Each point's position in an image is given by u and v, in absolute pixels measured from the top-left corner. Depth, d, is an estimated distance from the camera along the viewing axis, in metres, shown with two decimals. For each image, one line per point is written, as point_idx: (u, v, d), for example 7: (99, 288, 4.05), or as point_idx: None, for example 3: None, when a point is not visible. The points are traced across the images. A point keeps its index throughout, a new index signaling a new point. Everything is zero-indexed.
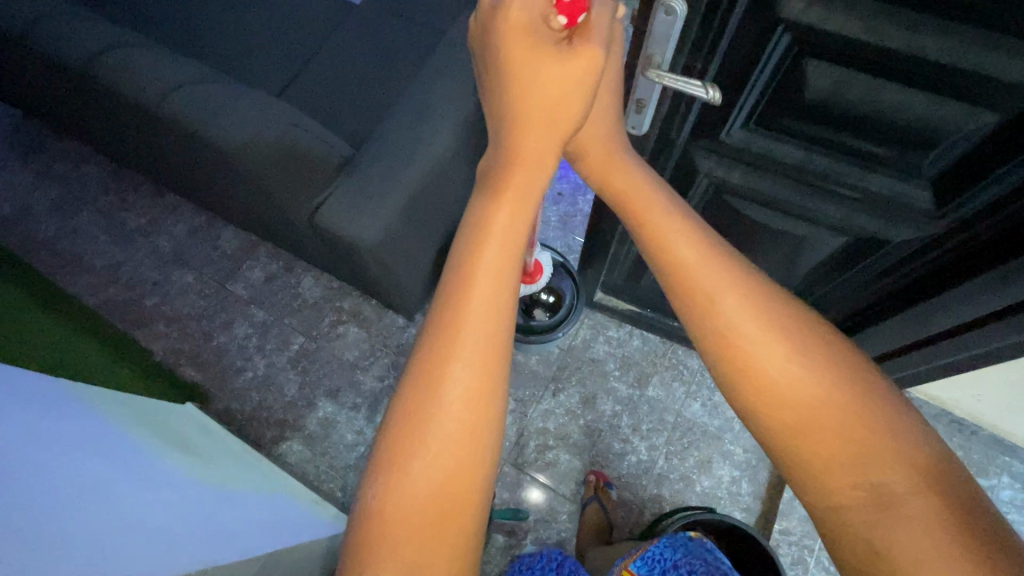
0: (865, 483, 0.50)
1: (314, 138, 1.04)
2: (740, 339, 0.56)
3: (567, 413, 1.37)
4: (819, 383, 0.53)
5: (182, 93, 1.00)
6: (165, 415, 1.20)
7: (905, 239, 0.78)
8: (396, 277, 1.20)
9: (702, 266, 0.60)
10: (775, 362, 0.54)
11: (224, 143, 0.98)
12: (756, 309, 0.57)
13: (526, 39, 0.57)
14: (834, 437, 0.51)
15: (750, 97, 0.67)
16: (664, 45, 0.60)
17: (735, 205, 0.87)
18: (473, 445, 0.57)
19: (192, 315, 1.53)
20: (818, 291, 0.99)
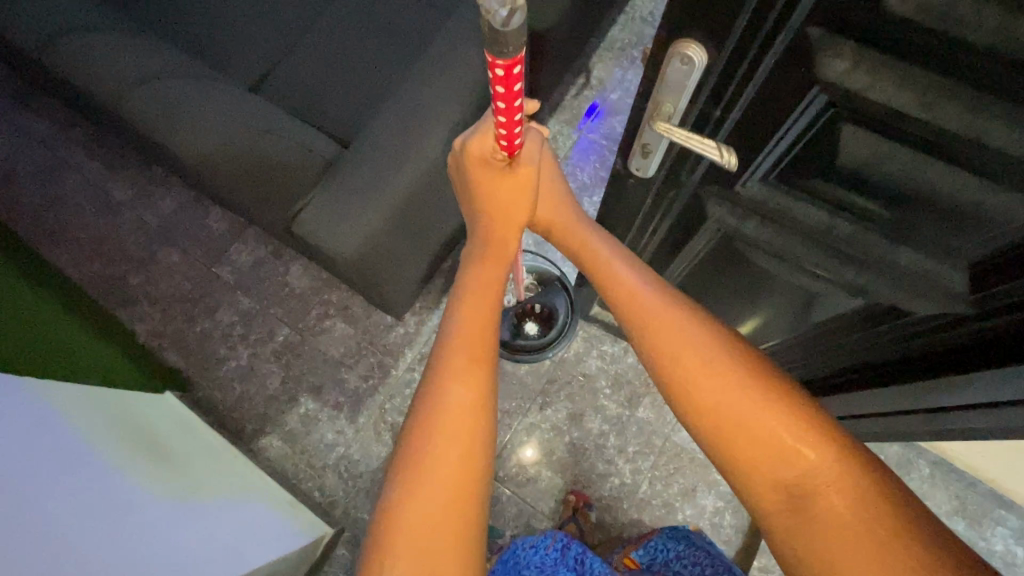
0: (782, 483, 0.61)
1: (289, 146, 0.96)
2: (677, 365, 0.67)
3: (553, 429, 1.34)
4: (743, 403, 0.63)
5: (145, 89, 0.94)
6: (142, 415, 1.17)
7: (929, 314, 0.71)
8: (382, 286, 1.14)
9: (650, 302, 0.70)
10: (712, 390, 0.65)
11: (189, 149, 0.92)
12: (690, 344, 0.67)
13: (482, 170, 0.72)
14: (754, 446, 0.62)
15: (772, 156, 0.59)
16: (677, 96, 0.52)
17: (745, 251, 0.80)
18: (473, 453, 0.64)
19: (177, 297, 1.50)
20: (829, 343, 0.92)
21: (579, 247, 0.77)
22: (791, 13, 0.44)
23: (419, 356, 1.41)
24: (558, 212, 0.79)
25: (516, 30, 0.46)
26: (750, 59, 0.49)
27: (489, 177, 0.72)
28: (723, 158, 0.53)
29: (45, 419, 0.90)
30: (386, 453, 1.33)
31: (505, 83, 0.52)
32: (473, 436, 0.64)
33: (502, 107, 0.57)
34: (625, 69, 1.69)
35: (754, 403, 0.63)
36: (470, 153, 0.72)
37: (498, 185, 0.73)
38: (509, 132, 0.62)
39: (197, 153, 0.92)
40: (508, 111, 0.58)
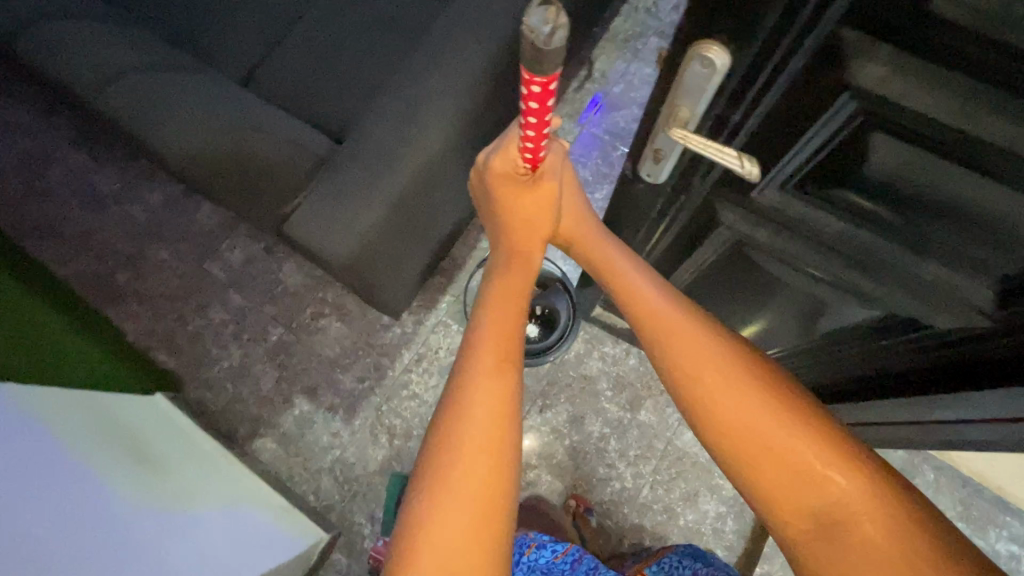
0: (809, 506, 0.58)
1: (278, 142, 0.91)
2: (698, 382, 0.64)
3: (553, 432, 1.32)
4: (769, 423, 0.60)
5: (123, 85, 0.88)
6: (131, 419, 1.13)
7: (949, 327, 0.68)
8: (379, 288, 1.10)
9: (668, 317, 0.67)
10: (736, 406, 0.62)
11: (171, 149, 0.87)
12: (712, 360, 0.64)
13: (505, 184, 0.73)
14: (780, 468, 0.59)
15: (793, 163, 0.55)
16: (694, 101, 0.48)
17: (757, 258, 0.77)
18: (501, 470, 0.60)
19: (167, 294, 1.46)
20: (842, 350, 0.90)
21: (598, 263, 0.75)
22: (823, 14, 0.41)
23: (416, 357, 1.38)
24: (578, 224, 0.78)
25: (559, 47, 0.45)
26: (775, 64, 0.45)
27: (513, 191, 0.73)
28: (744, 168, 0.49)
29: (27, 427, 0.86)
30: (383, 456, 1.31)
31: (535, 101, 0.53)
32: (501, 451, 0.61)
33: (530, 123, 0.57)
34: (629, 61, 1.64)
35: (779, 420, 0.61)
36: (493, 168, 0.72)
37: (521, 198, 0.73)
38: (535, 146, 0.62)
39: (182, 153, 0.87)
40: (534, 127, 0.58)
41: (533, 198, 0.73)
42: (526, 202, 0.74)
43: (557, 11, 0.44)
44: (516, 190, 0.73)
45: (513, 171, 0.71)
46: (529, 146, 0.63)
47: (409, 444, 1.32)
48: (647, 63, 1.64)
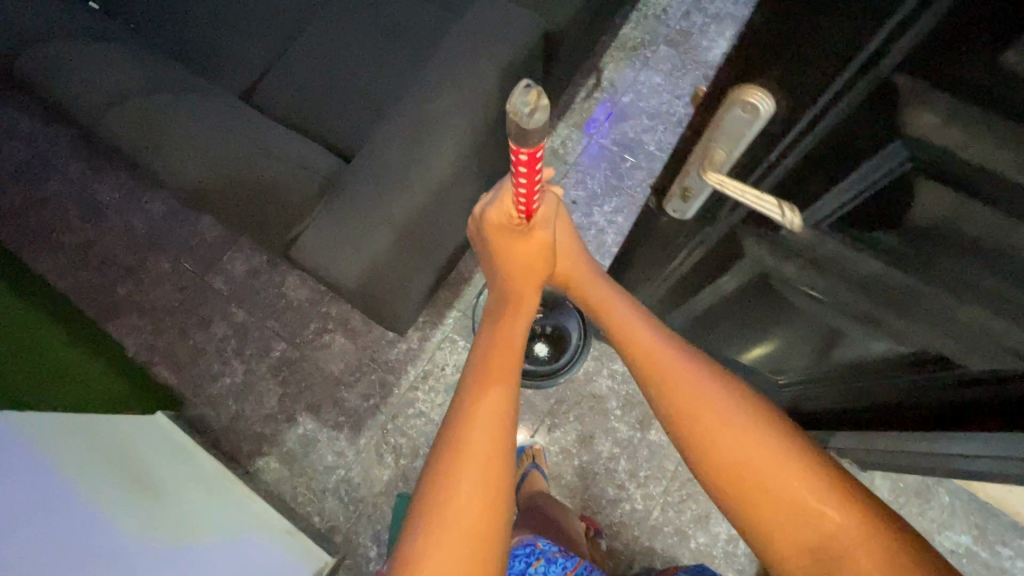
0: (808, 544, 0.55)
1: (287, 167, 0.88)
2: (691, 417, 0.62)
3: (562, 452, 1.30)
4: (765, 457, 0.58)
5: (124, 108, 0.85)
6: (132, 444, 1.12)
7: (983, 367, 0.65)
8: (389, 311, 1.07)
9: (664, 354, 0.65)
10: (730, 441, 0.59)
11: (175, 176, 0.83)
12: (706, 394, 0.62)
13: (500, 234, 0.73)
14: (778, 505, 0.56)
15: (833, 203, 0.53)
16: (732, 145, 0.46)
17: (781, 290, 0.74)
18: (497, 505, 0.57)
19: (168, 308, 1.43)
20: (864, 377, 0.87)
21: (597, 302, 0.74)
22: (881, 60, 0.37)
23: (422, 374, 1.35)
24: (574, 267, 0.78)
25: (538, 127, 0.48)
26: (820, 108, 0.42)
27: (507, 239, 0.73)
28: (785, 217, 0.46)
29: (27, 461, 0.86)
30: (388, 476, 1.28)
31: (524, 163, 0.55)
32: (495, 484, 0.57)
33: (521, 179, 0.59)
34: (638, 70, 1.61)
35: (775, 455, 0.58)
36: (490, 218, 0.72)
37: (514, 245, 0.73)
38: (528, 190, 0.61)
39: (188, 180, 0.83)
40: (527, 183, 0.60)
41: (530, 244, 0.73)
42: (522, 247, 0.73)
43: (538, 94, 0.46)
44: (513, 238, 0.73)
45: (508, 220, 0.71)
46: (523, 199, 0.64)
47: (415, 464, 1.29)
48: (657, 72, 1.60)
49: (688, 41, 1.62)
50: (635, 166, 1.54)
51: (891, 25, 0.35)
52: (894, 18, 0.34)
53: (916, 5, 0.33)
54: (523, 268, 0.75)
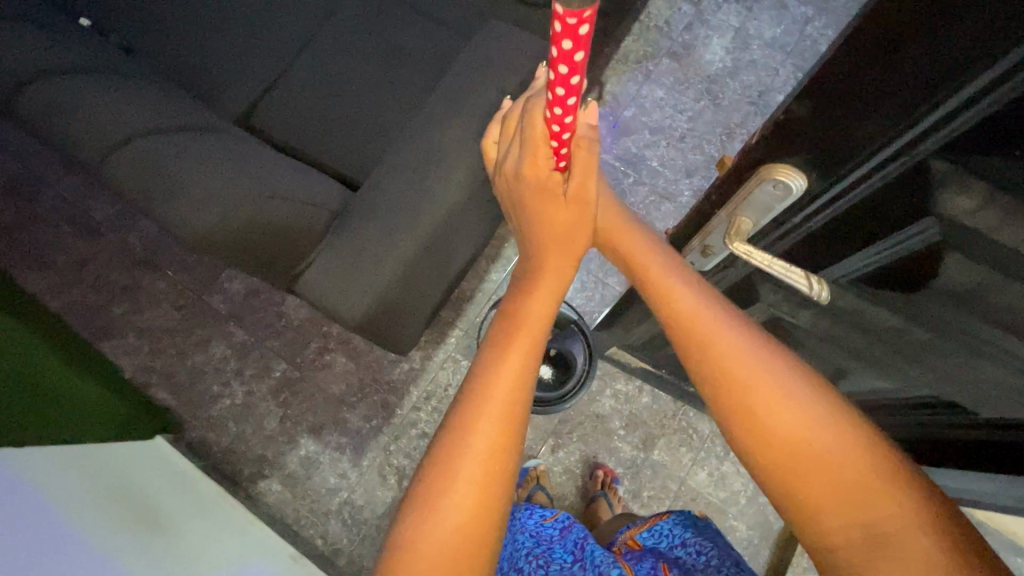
0: (864, 532, 0.45)
1: (296, 205, 0.87)
2: (742, 388, 0.50)
3: (566, 472, 1.30)
4: (810, 427, 0.48)
5: (129, 151, 0.82)
6: (131, 473, 1.11)
7: (988, 418, 0.66)
8: (393, 336, 1.07)
9: (711, 315, 0.53)
10: (770, 398, 0.49)
11: (187, 226, 0.80)
12: (757, 360, 0.51)
13: (535, 192, 0.62)
14: (828, 483, 0.47)
15: (855, 267, 0.53)
16: (760, 215, 0.46)
17: (792, 332, 0.74)
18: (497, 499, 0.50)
19: (165, 328, 1.40)
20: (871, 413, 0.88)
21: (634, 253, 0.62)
22: (921, 146, 0.36)
23: (425, 395, 1.34)
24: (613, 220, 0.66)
25: None
26: (852, 187, 0.42)
27: (544, 199, 0.62)
28: (811, 289, 0.47)
29: (19, 507, 0.85)
30: (391, 498, 1.28)
31: (567, 53, 0.41)
32: (494, 487, 0.50)
33: (558, 78, 0.45)
34: (640, 83, 1.59)
35: (818, 419, 0.48)
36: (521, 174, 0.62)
37: (549, 203, 0.62)
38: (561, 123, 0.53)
39: (204, 230, 0.79)
40: (564, 82, 0.45)
41: (563, 202, 0.62)
42: (552, 205, 0.62)
43: None
44: (545, 196, 0.62)
45: (542, 169, 0.60)
46: (560, 114, 0.51)
47: None
48: (659, 86, 1.59)
49: (690, 54, 1.61)
50: (637, 181, 1.54)
51: (937, 115, 0.34)
52: (941, 108, 0.33)
53: (964, 101, 0.32)
54: (559, 232, 0.62)
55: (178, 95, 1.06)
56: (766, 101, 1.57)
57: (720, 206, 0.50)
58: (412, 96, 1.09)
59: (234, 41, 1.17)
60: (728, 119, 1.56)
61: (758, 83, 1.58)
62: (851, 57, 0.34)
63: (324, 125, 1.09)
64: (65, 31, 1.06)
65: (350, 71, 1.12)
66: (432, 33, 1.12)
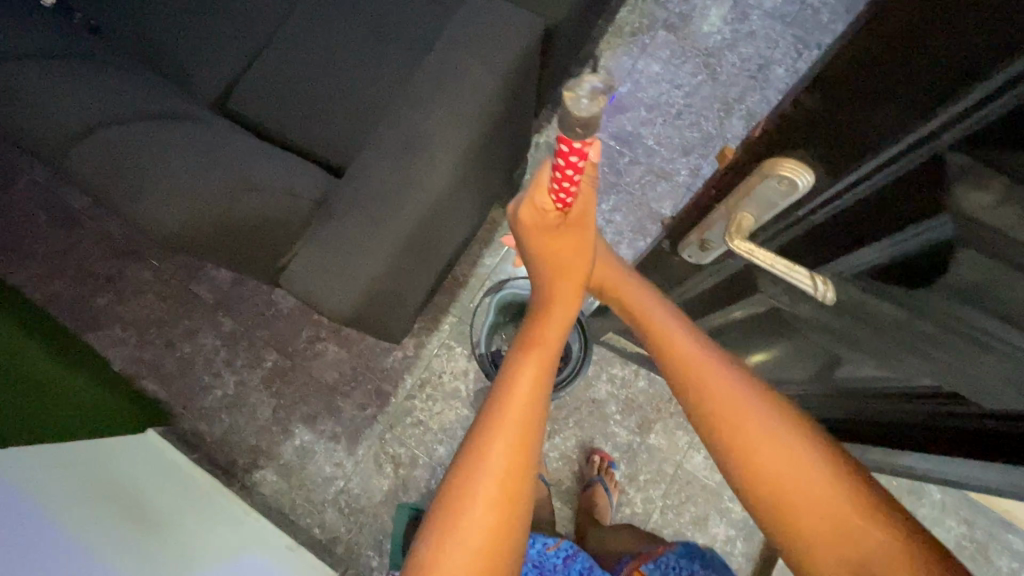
0: (850, 569, 0.48)
1: (274, 196, 0.83)
2: (737, 426, 0.53)
3: (562, 457, 1.30)
4: (796, 459, 0.51)
5: (93, 145, 0.78)
6: (125, 467, 1.10)
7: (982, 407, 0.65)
8: (384, 326, 1.05)
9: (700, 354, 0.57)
10: (765, 437, 0.52)
11: (152, 225, 0.76)
12: (742, 393, 0.54)
13: (539, 233, 0.60)
14: (820, 520, 0.49)
15: (868, 256, 0.50)
16: (762, 211, 0.43)
17: (791, 322, 0.73)
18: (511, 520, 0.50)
19: (152, 319, 1.38)
20: (863, 400, 0.88)
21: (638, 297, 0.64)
22: (931, 142, 0.34)
23: (419, 382, 1.33)
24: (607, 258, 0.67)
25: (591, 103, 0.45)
26: (863, 180, 0.39)
27: (548, 238, 0.60)
28: (817, 289, 0.44)
29: (8, 504, 0.84)
30: (388, 486, 1.28)
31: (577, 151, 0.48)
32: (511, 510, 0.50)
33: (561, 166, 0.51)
34: (636, 58, 1.54)
35: (804, 457, 0.51)
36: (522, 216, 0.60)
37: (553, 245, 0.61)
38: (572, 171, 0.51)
39: (174, 231, 0.77)
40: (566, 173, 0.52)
41: (567, 240, 0.61)
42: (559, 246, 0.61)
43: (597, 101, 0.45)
44: (548, 237, 0.61)
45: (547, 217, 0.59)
46: (565, 186, 0.53)
47: (415, 473, 1.28)
48: (655, 60, 1.53)
49: (687, 25, 1.55)
50: (633, 161, 1.49)
51: (957, 108, 0.31)
52: (967, 97, 0.30)
53: (986, 93, 0.29)
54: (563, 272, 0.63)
55: (150, 80, 1.01)
56: (766, 75, 1.52)
57: (719, 200, 0.47)
58: (397, 76, 1.04)
59: (208, 20, 1.11)
60: (727, 94, 1.51)
61: (757, 55, 1.52)
62: (856, 54, 0.32)
63: (306, 108, 1.05)
64: (26, 10, 1.00)
65: (332, 49, 1.06)
66: (416, 8, 1.07)
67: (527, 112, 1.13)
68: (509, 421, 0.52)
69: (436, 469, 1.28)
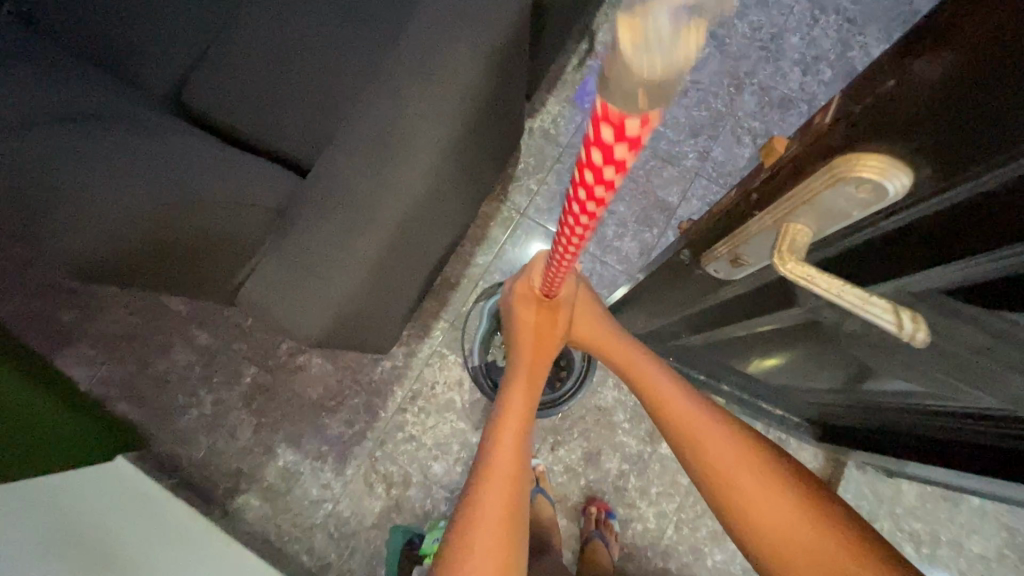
0: None
1: (218, 211, 0.72)
2: (722, 468, 0.60)
3: (567, 471, 1.20)
4: (776, 491, 0.57)
5: (4, 162, 0.69)
6: (87, 504, 1.00)
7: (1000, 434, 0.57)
8: (364, 342, 0.95)
9: (676, 399, 0.68)
10: (748, 471, 0.59)
11: (69, 253, 0.67)
12: (715, 429, 0.64)
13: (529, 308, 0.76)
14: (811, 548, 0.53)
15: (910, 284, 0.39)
16: (824, 221, 0.34)
17: (831, 335, 0.62)
18: (508, 535, 0.58)
19: (121, 335, 1.27)
20: (902, 414, 0.75)
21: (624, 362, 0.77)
22: None
23: (410, 395, 1.23)
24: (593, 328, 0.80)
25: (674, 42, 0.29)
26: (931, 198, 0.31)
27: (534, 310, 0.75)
28: (904, 330, 0.31)
29: None
30: (380, 507, 1.19)
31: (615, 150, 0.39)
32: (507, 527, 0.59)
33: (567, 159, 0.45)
34: None
35: (787, 492, 0.57)
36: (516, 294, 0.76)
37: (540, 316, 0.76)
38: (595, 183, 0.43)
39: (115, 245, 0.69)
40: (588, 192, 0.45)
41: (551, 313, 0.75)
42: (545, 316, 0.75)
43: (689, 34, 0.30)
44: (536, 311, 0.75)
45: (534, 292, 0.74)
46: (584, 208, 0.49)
47: (408, 493, 1.19)
48: None
49: None
50: None
51: None
52: None
53: None
54: (547, 336, 0.77)
55: (83, 77, 0.88)
56: (779, 45, 1.38)
57: (766, 206, 0.38)
58: (369, 60, 0.92)
59: (153, 4, 0.98)
60: (736, 68, 1.38)
61: (770, 24, 1.39)
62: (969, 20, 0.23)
63: (267, 100, 0.93)
64: None
65: (294, 32, 0.93)
66: None
67: (518, 98, 1.01)
68: (501, 455, 0.65)
69: (431, 488, 1.19)
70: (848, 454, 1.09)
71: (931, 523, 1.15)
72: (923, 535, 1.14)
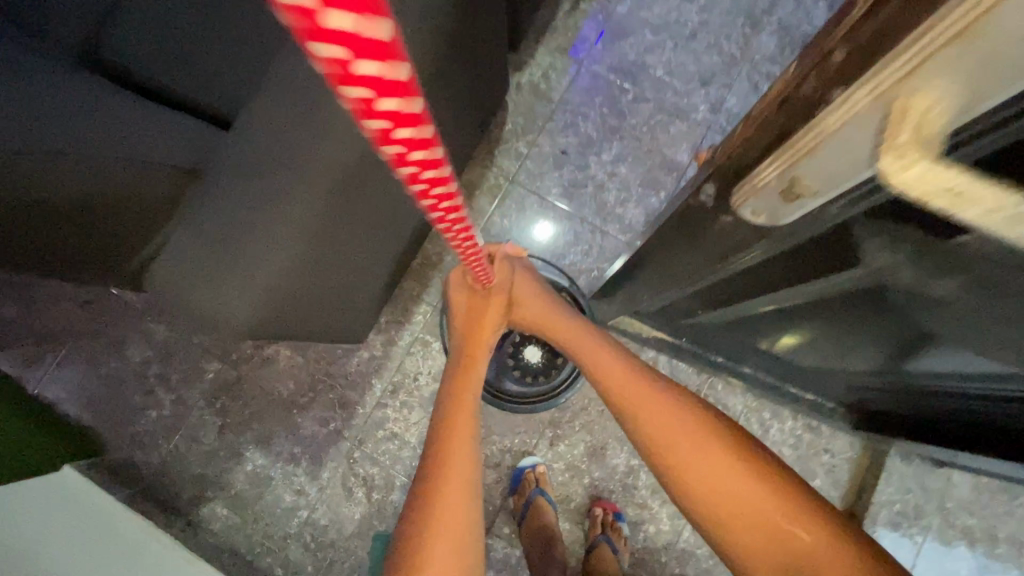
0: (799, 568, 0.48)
1: (109, 164, 0.58)
2: (668, 440, 0.60)
3: (569, 469, 1.07)
4: (716, 456, 0.57)
5: None
6: (21, 523, 0.88)
7: None
8: (314, 327, 0.81)
9: (618, 372, 0.68)
10: (689, 441, 0.59)
11: None
12: (657, 401, 0.63)
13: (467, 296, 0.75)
14: (750, 514, 0.52)
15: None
16: (976, 72, 0.22)
17: (900, 304, 0.48)
18: (455, 515, 0.57)
19: (69, 331, 1.14)
20: (972, 402, 0.60)
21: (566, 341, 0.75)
22: None
23: (390, 388, 1.09)
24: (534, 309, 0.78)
25: None
26: None
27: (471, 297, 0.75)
28: None
29: None
30: (360, 515, 1.06)
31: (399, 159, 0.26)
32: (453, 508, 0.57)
33: (399, 155, 0.26)
34: None
35: (725, 455, 0.57)
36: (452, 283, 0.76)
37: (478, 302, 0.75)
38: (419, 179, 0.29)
39: None
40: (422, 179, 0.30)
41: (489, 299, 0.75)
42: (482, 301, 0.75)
43: None
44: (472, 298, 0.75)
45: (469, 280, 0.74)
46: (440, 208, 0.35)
47: (391, 498, 1.07)
48: None
49: None
50: (639, 98, 1.20)
51: None
52: None
53: None
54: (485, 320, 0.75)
55: None
56: None
57: (878, 67, 0.26)
58: None
59: None
60: (754, 4, 1.19)
61: None
62: None
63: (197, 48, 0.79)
64: None
65: None
66: None
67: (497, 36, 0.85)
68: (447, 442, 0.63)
69: None
70: (892, 444, 0.94)
71: (986, 518, 1.00)
72: (978, 532, 1.00)
